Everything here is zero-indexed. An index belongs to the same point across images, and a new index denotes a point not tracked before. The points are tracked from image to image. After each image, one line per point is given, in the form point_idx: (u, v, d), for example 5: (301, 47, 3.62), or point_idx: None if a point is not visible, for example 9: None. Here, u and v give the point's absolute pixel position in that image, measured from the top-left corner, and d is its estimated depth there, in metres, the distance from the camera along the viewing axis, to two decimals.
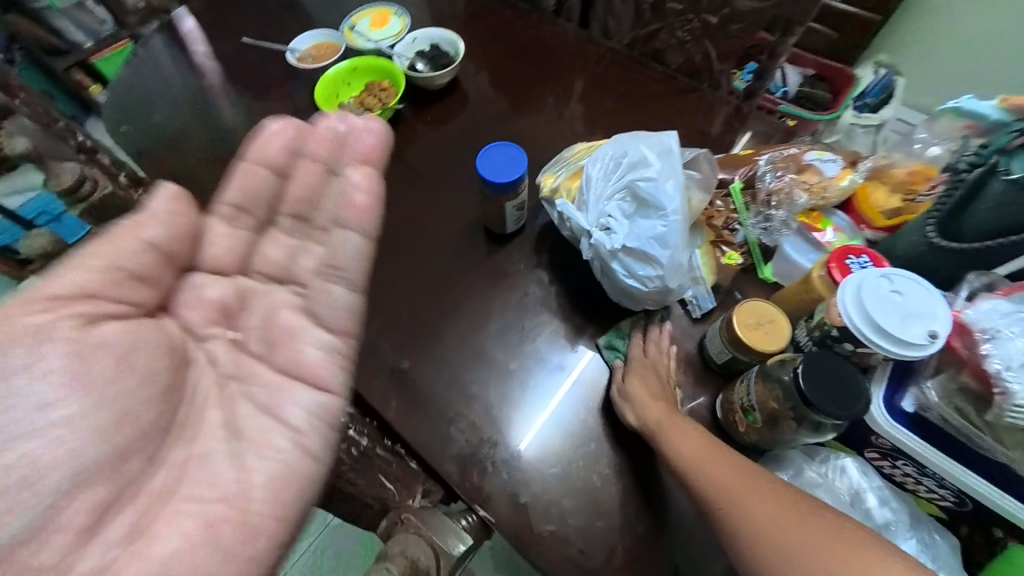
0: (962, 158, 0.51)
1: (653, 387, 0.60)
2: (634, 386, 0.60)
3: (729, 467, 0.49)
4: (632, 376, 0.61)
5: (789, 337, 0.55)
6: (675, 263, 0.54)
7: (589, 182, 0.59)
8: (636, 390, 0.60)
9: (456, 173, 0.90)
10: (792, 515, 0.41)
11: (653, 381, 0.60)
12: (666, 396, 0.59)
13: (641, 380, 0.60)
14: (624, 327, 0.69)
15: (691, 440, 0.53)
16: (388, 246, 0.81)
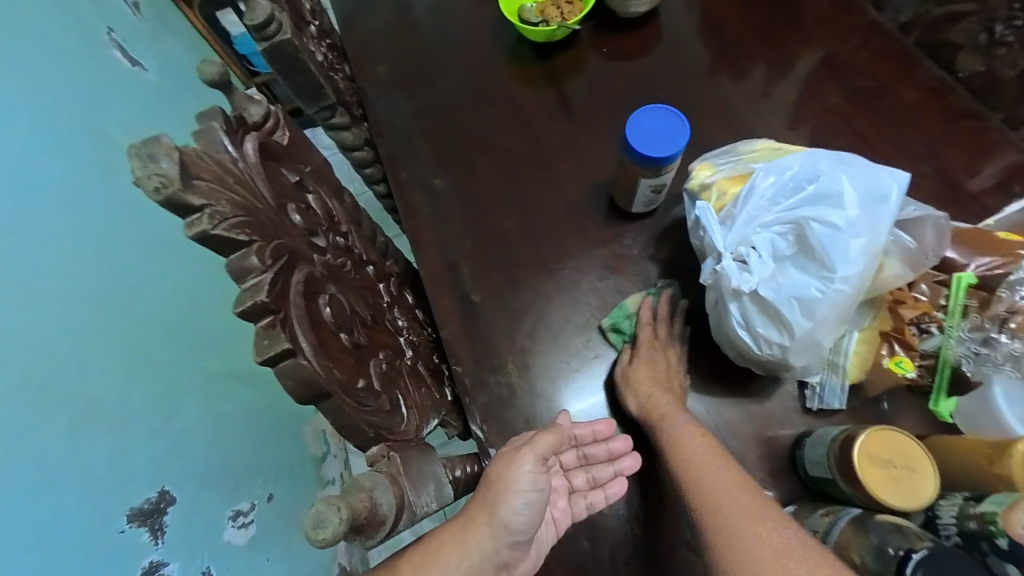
0: None
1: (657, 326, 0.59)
2: (600, 468, 0.57)
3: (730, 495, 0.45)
4: (639, 371, 0.56)
5: (926, 502, 0.40)
6: (812, 339, 0.41)
7: (749, 194, 0.44)
8: (637, 375, 0.56)
9: (611, 123, 0.78)
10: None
11: (603, 457, 0.58)
12: (672, 386, 0.55)
13: (591, 462, 0.58)
14: (630, 307, 0.62)
15: (694, 447, 0.49)
16: (510, 176, 0.76)
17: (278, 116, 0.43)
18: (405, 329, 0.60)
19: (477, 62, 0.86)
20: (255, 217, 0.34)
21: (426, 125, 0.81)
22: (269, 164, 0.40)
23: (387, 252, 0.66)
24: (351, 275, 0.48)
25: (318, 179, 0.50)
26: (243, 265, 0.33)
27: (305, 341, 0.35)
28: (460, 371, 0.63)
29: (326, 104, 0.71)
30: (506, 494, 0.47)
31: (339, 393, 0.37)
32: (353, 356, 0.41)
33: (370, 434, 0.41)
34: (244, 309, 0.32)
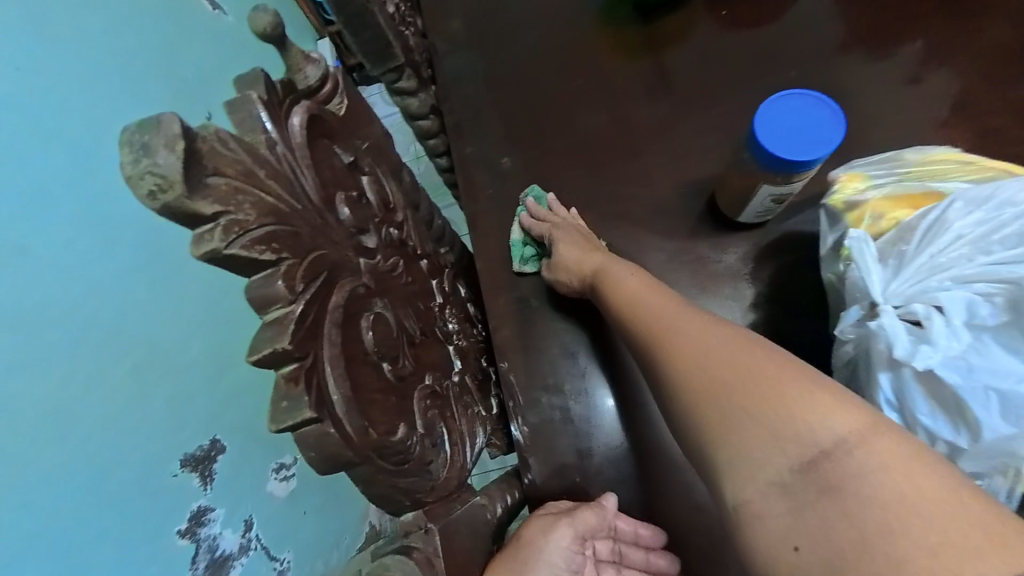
0: None
1: (588, 239, 0.55)
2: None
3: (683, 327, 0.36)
4: (564, 237, 0.56)
5: None
6: (998, 448, 0.30)
7: (936, 229, 0.33)
8: (563, 254, 0.55)
9: (720, 106, 0.64)
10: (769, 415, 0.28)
11: (638, 567, 0.48)
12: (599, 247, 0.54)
13: (626, 562, 0.48)
14: (520, 235, 0.63)
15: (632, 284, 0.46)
16: (590, 162, 0.65)
17: (337, 80, 0.37)
18: (456, 334, 0.54)
19: (562, 22, 0.75)
20: (288, 226, 0.28)
21: (500, 93, 0.72)
22: (321, 146, 0.34)
23: (444, 238, 0.60)
24: (399, 286, 0.42)
25: (376, 157, 0.43)
26: (266, 291, 0.27)
27: (339, 388, 0.29)
28: (510, 383, 0.56)
29: (393, 65, 0.64)
30: (535, 562, 0.43)
31: (371, 457, 0.30)
32: (395, 395, 0.35)
33: (407, 501, 0.35)
34: (264, 354, 0.26)
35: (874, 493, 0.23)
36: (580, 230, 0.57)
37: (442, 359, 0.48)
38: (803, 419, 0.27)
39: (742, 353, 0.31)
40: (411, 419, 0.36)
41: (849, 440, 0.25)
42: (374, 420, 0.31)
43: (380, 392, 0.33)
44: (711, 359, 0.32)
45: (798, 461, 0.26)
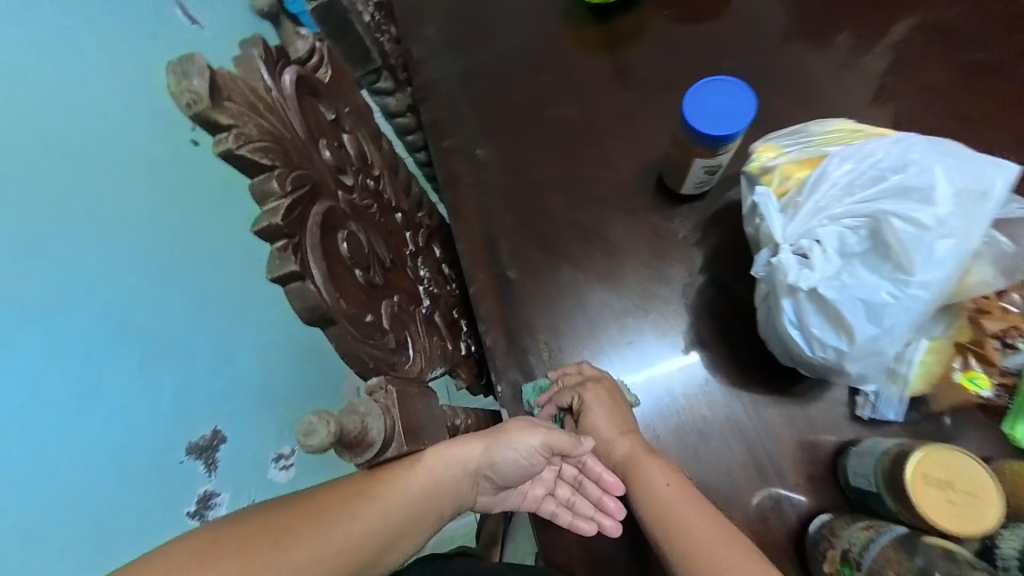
0: None
1: (615, 403, 0.54)
2: (585, 503, 0.55)
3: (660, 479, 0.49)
4: (596, 409, 0.54)
5: (990, 533, 0.37)
6: (876, 346, 0.38)
7: (820, 181, 0.40)
8: (592, 420, 0.55)
9: (670, 95, 0.72)
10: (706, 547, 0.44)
11: (596, 493, 0.56)
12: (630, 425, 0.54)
13: (584, 490, 0.58)
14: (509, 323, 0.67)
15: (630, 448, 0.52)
16: (556, 151, 0.72)
17: (322, 54, 0.47)
18: (426, 280, 0.63)
19: (526, 26, 0.82)
20: (283, 142, 0.34)
21: (475, 91, 0.79)
22: (307, 98, 0.41)
23: (421, 204, 0.69)
24: (373, 222, 0.49)
25: (356, 120, 0.52)
26: (264, 189, 0.32)
27: (318, 267, 0.34)
28: (493, 347, 0.63)
29: (372, 67, 0.70)
30: (504, 442, 0.50)
31: (343, 320, 0.36)
32: (366, 294, 0.41)
33: (371, 363, 0.39)
34: (262, 226, 0.32)
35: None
36: (607, 390, 0.55)
37: (412, 290, 0.55)
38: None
39: (710, 529, 0.45)
40: (380, 313, 0.43)
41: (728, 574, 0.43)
42: (347, 300, 0.37)
43: (357, 283, 0.40)
44: (683, 509, 0.47)
45: None
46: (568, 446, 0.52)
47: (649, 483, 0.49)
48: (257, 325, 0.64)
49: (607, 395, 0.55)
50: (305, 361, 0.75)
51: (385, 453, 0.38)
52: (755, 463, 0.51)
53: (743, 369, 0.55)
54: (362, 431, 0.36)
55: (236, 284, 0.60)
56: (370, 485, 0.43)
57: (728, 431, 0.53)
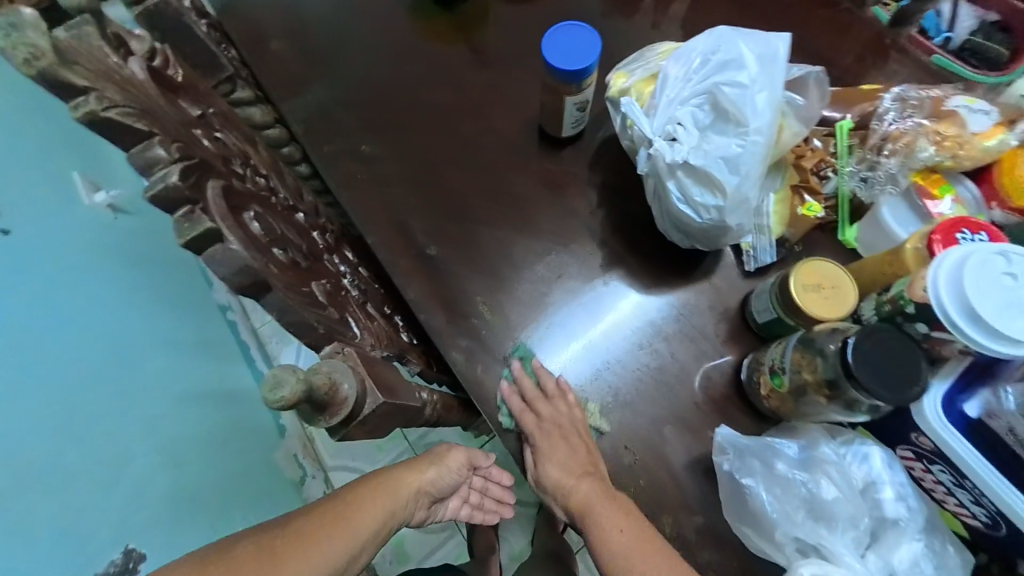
0: None
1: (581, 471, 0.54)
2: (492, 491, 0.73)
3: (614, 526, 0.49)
4: (548, 458, 0.56)
5: (852, 307, 0.48)
6: (741, 195, 0.47)
7: (665, 80, 0.49)
8: (551, 474, 0.55)
9: (530, 57, 0.76)
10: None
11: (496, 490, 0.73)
12: (586, 466, 0.54)
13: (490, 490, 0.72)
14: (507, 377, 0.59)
15: (587, 489, 0.52)
16: (438, 127, 0.73)
17: (164, 54, 0.41)
18: (348, 274, 0.60)
19: (373, 15, 0.80)
20: (155, 114, 0.32)
21: (341, 91, 0.76)
22: (169, 88, 0.39)
23: (319, 210, 0.65)
24: (280, 212, 0.46)
25: (224, 121, 0.48)
26: (148, 157, 0.30)
27: (236, 230, 0.33)
28: (434, 322, 0.62)
29: (225, 75, 0.66)
30: (433, 462, 0.61)
31: (279, 284, 0.35)
32: (292, 270, 0.39)
33: (320, 329, 0.38)
34: (154, 192, 0.30)
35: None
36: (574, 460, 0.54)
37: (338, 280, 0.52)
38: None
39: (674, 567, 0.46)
40: (315, 288, 0.41)
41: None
42: (277, 267, 0.36)
43: (280, 258, 0.37)
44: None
45: None
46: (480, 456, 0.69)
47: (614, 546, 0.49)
48: (146, 448, 0.75)
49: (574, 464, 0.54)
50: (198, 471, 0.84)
51: (363, 408, 0.37)
52: (689, 338, 0.58)
53: (658, 267, 0.62)
54: (334, 387, 0.35)
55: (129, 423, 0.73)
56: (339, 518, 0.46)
57: (661, 321, 0.59)
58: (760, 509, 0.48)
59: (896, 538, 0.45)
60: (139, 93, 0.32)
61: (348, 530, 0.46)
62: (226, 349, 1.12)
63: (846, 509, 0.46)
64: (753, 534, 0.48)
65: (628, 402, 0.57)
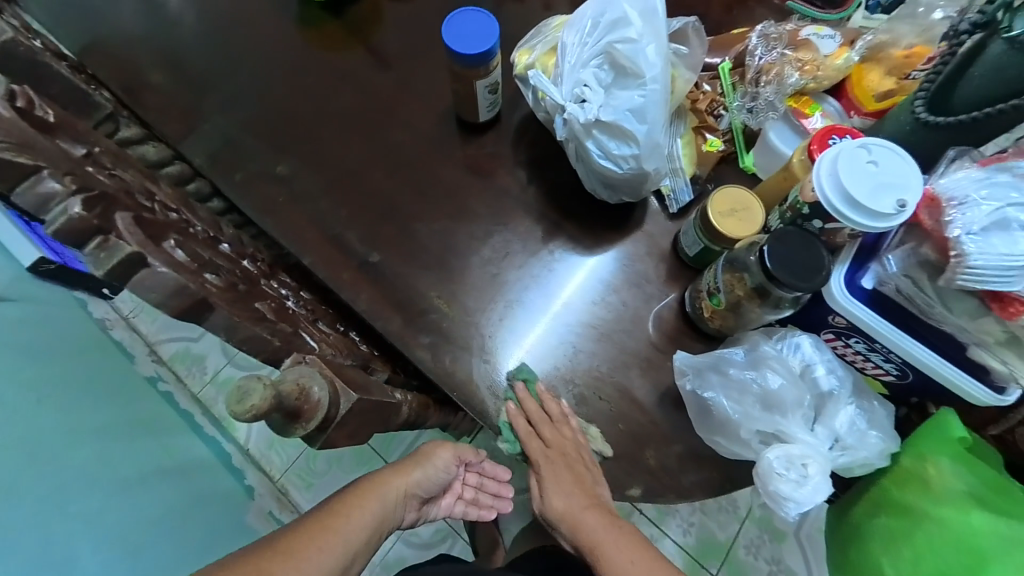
0: (948, 33, 0.48)
1: (572, 485, 0.57)
2: (489, 483, 0.73)
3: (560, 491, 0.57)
4: (549, 490, 0.58)
5: (761, 222, 0.55)
6: (651, 140, 0.51)
7: (565, 49, 0.53)
8: (557, 510, 0.57)
9: (430, 52, 0.76)
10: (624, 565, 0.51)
11: (492, 483, 0.74)
12: (590, 498, 0.56)
13: (484, 486, 0.73)
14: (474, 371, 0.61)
15: (583, 517, 0.55)
16: (353, 135, 0.72)
17: (27, 96, 0.38)
18: (292, 297, 0.57)
19: (256, 32, 0.76)
20: (38, 147, 0.29)
21: (239, 116, 0.72)
22: (43, 130, 0.35)
23: (244, 241, 0.62)
24: (204, 241, 0.44)
25: (114, 159, 0.44)
26: (39, 193, 0.27)
27: (163, 254, 0.30)
28: (392, 326, 0.62)
29: (104, 114, 0.61)
30: (413, 462, 0.62)
31: (223, 302, 0.32)
32: (233, 292, 0.36)
33: (278, 342, 0.36)
34: (56, 227, 0.26)
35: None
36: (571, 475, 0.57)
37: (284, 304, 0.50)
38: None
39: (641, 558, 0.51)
40: (261, 308, 0.38)
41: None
42: (215, 286, 0.33)
43: (217, 281, 0.34)
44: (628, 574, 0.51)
45: None
46: (472, 454, 0.69)
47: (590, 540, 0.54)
48: (91, 540, 0.72)
49: (568, 484, 0.57)
50: (164, 540, 0.84)
51: (339, 409, 0.36)
52: (633, 285, 0.63)
53: (592, 227, 0.66)
54: (304, 393, 0.34)
55: (67, 520, 0.71)
56: (329, 525, 0.50)
57: (604, 276, 0.63)
58: (724, 415, 0.54)
59: (835, 407, 0.53)
60: (14, 128, 0.29)
61: (341, 537, 0.49)
62: (164, 424, 1.05)
63: (791, 394, 0.53)
64: (725, 439, 0.54)
65: (590, 354, 0.61)
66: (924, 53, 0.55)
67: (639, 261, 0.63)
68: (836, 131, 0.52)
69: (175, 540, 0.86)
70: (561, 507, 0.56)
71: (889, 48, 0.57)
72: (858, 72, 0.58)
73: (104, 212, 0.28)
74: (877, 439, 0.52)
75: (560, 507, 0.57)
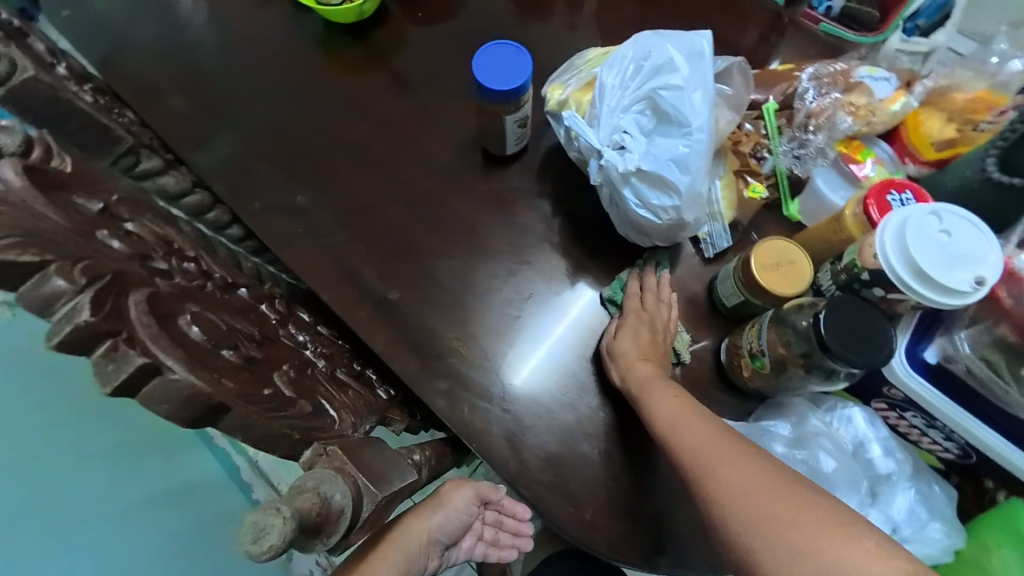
0: None
1: (646, 348, 0.54)
2: (510, 522, 0.70)
3: (706, 440, 0.43)
4: (624, 331, 0.55)
5: (809, 278, 0.51)
6: (694, 192, 0.48)
7: (603, 91, 0.50)
8: (622, 349, 0.54)
9: (457, 81, 0.73)
10: (745, 501, 0.38)
11: (513, 524, 0.70)
12: (652, 356, 0.53)
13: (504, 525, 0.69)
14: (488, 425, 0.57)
15: (650, 373, 0.51)
16: (375, 165, 0.69)
17: (46, 145, 0.36)
18: (309, 343, 0.55)
19: (281, 57, 0.74)
20: (45, 234, 0.28)
21: (259, 142, 0.70)
22: (58, 190, 0.33)
23: (261, 276, 0.60)
24: (220, 296, 0.42)
25: (133, 206, 0.41)
26: (47, 293, 0.26)
27: (175, 353, 0.29)
28: (407, 371, 0.59)
29: (125, 147, 0.61)
30: (435, 507, 0.59)
31: (236, 403, 0.31)
32: (248, 371, 0.35)
33: (295, 435, 0.36)
34: (62, 336, 0.26)
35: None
36: (646, 342, 0.54)
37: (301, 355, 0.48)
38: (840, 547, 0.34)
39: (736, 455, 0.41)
40: (276, 381, 0.38)
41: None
42: (228, 375, 0.32)
43: (232, 360, 0.33)
44: (718, 454, 0.42)
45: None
46: (492, 491, 0.65)
47: (669, 419, 0.47)
48: None
49: (645, 343, 0.54)
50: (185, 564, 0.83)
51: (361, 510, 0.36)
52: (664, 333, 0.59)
53: (620, 270, 0.62)
54: (324, 503, 0.34)
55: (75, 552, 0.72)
56: None
57: None
58: None
59: (892, 491, 0.51)
60: (20, 215, 0.27)
61: None
62: None
63: (843, 474, 0.50)
64: None
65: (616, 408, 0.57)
66: (995, 100, 0.51)
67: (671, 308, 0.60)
68: (896, 185, 0.48)
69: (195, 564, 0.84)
70: (645, 363, 0.52)
71: (953, 94, 0.53)
72: (916, 117, 0.54)
73: (114, 313, 0.28)
74: (939, 534, 0.50)
75: (624, 351, 0.53)
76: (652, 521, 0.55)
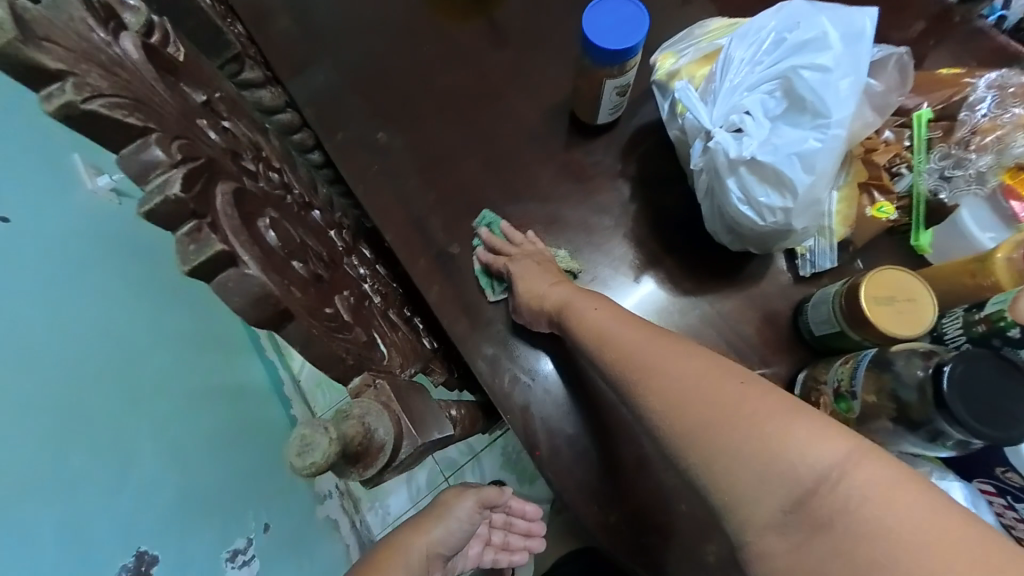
0: None
1: (549, 276, 0.53)
2: (518, 521, 0.70)
3: (629, 335, 0.41)
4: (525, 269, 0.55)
5: (931, 324, 0.43)
6: (813, 197, 0.42)
7: (728, 64, 0.45)
8: (527, 288, 0.53)
9: (561, 41, 0.68)
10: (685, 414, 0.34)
11: (522, 523, 0.70)
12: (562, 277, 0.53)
13: (512, 527, 0.69)
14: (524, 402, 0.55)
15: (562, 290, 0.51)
16: (461, 115, 0.66)
17: (164, 30, 0.36)
18: (368, 277, 0.54)
19: None
20: (152, 106, 0.27)
21: (352, 74, 0.69)
22: (169, 72, 0.33)
23: (333, 205, 0.60)
24: (297, 211, 0.41)
25: (231, 107, 0.41)
26: (143, 162, 0.26)
27: (251, 251, 0.28)
28: (455, 329, 0.57)
29: (231, 54, 0.60)
30: (439, 517, 0.58)
31: (303, 313, 0.31)
32: (315, 287, 0.34)
33: (350, 360, 0.35)
34: (153, 206, 0.25)
35: (881, 553, 0.26)
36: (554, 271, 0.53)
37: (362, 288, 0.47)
38: (791, 454, 0.30)
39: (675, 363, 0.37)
40: (340, 304, 0.37)
41: (846, 466, 0.28)
42: (299, 285, 0.31)
43: (303, 274, 0.33)
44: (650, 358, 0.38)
45: (792, 499, 0.29)
46: (496, 496, 0.62)
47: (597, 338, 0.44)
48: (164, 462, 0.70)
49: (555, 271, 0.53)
50: (209, 466, 0.78)
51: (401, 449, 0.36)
52: (735, 348, 0.53)
53: (699, 270, 0.56)
54: (367, 435, 0.34)
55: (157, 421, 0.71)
56: None
57: (702, 328, 0.54)
58: None
59: None
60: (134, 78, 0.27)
61: None
62: None
63: None
64: None
65: None
66: None
67: (748, 323, 0.54)
68: None
69: (231, 464, 0.83)
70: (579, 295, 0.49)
71: None
72: None
73: (202, 195, 0.27)
74: None
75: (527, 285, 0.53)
76: (682, 544, 0.51)
